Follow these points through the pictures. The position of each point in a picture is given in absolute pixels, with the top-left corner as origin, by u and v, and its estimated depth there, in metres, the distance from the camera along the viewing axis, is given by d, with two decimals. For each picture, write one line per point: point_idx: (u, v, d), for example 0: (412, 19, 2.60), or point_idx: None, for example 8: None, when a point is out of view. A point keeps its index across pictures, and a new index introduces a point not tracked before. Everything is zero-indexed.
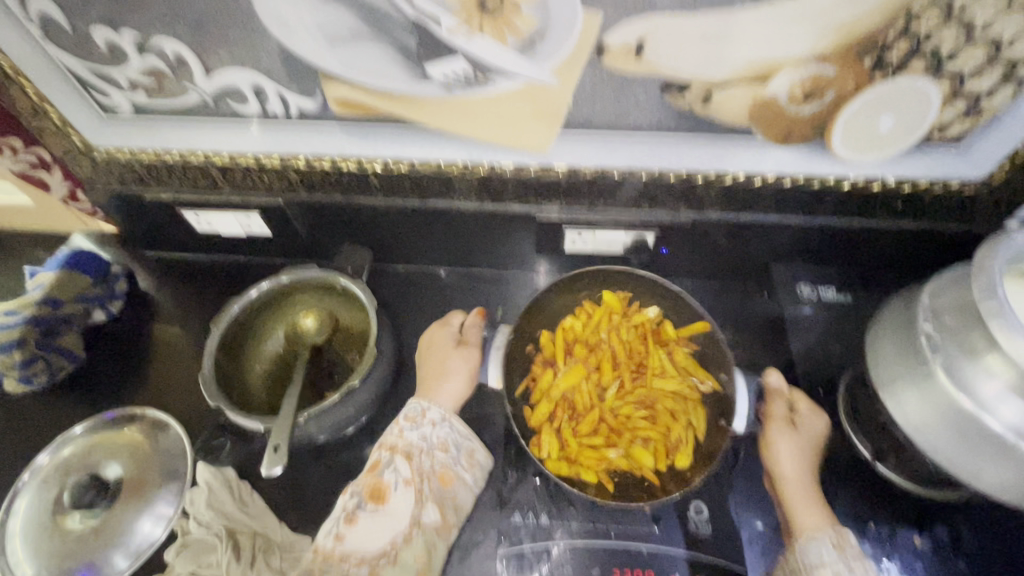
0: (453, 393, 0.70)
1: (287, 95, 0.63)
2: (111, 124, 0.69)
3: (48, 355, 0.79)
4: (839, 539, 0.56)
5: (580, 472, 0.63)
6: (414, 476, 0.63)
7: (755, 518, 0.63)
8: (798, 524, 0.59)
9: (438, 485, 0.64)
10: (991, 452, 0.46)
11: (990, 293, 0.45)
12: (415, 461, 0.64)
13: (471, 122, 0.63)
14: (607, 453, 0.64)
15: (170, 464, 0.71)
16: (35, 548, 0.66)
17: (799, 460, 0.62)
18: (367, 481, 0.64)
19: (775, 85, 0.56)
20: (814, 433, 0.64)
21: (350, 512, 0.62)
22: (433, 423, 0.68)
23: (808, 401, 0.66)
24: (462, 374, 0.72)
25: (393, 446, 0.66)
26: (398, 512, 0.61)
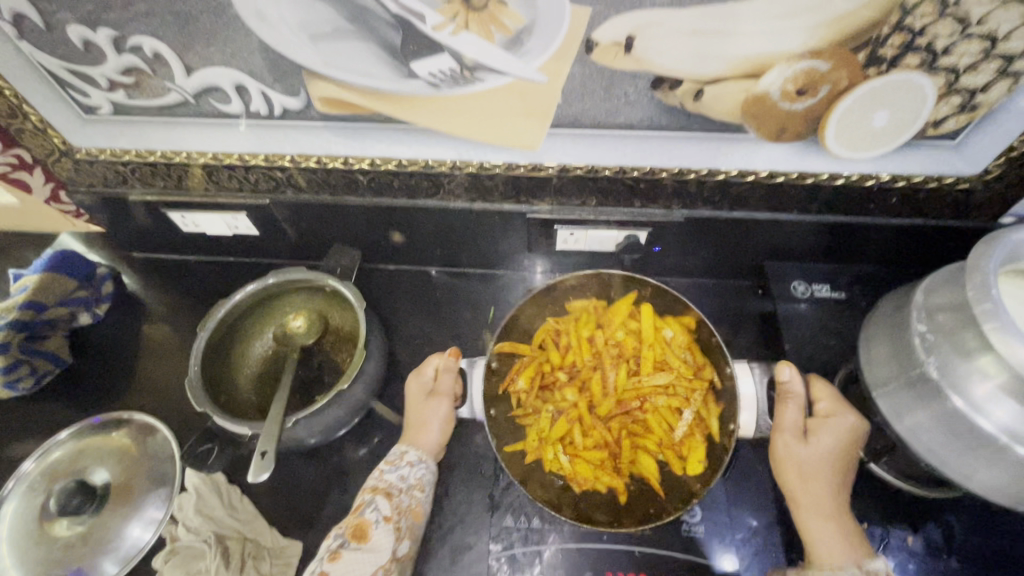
0: (434, 440, 0.65)
1: (270, 94, 0.61)
2: (92, 125, 0.67)
3: (34, 359, 0.78)
4: (862, 571, 0.52)
5: (590, 483, 0.61)
6: (394, 513, 0.58)
7: (748, 515, 0.63)
8: (817, 554, 0.55)
9: (413, 521, 0.60)
10: (985, 454, 0.46)
11: (984, 295, 0.45)
12: (395, 499, 0.59)
13: (459, 120, 0.62)
14: (612, 464, 0.61)
15: (159, 468, 0.71)
16: (21, 555, 0.65)
17: (817, 480, 0.57)
18: (349, 521, 0.57)
19: (767, 81, 0.55)
20: (836, 440, 0.58)
21: (334, 550, 0.55)
22: (412, 464, 0.63)
23: (826, 397, 0.61)
24: (441, 426, 0.66)
25: (374, 487, 0.60)
26: (380, 547, 0.56)
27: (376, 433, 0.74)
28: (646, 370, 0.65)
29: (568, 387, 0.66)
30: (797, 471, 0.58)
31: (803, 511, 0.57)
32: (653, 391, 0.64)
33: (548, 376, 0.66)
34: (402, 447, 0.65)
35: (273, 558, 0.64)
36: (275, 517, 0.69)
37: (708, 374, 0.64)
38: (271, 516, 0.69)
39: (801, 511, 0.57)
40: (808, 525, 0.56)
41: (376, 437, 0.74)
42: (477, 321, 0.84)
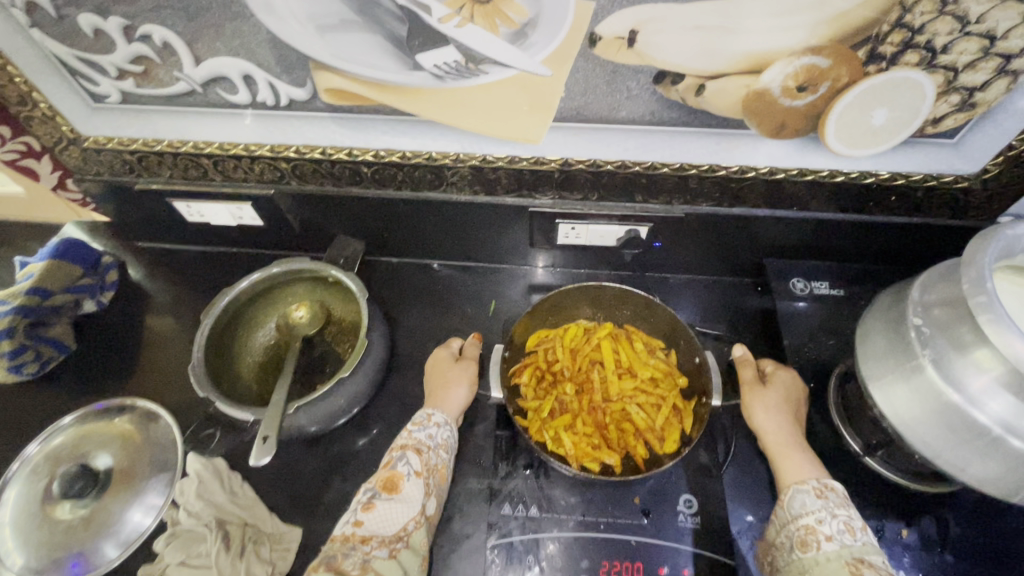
0: (459, 401, 0.67)
1: (277, 83, 0.62)
2: (101, 113, 0.68)
3: (38, 345, 0.79)
4: (823, 488, 0.53)
5: (583, 460, 0.60)
6: (425, 468, 0.59)
7: (745, 510, 0.63)
8: (785, 479, 0.56)
9: (439, 482, 0.60)
10: (979, 446, 0.46)
11: (979, 288, 0.45)
12: (425, 456, 0.60)
13: (463, 113, 0.63)
14: (604, 442, 0.62)
15: (160, 457, 0.71)
16: (24, 538, 0.66)
17: (781, 416, 0.60)
18: (379, 474, 0.57)
19: (768, 77, 0.55)
20: (787, 390, 0.63)
21: (366, 501, 0.55)
22: (439, 424, 0.64)
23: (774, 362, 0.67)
24: (467, 384, 0.69)
25: (403, 443, 0.61)
26: (412, 497, 0.56)
27: (377, 423, 0.75)
28: (638, 357, 0.67)
29: (567, 378, 0.67)
30: (761, 411, 0.61)
31: (768, 443, 0.59)
32: (647, 371, 0.66)
33: (548, 368, 0.68)
34: (427, 409, 0.66)
35: (273, 543, 0.64)
36: (275, 505, 0.69)
37: (688, 346, 0.65)
38: (271, 503, 0.69)
39: (767, 440, 0.60)
40: (776, 453, 0.58)
41: (376, 427, 0.74)
42: (478, 314, 0.85)
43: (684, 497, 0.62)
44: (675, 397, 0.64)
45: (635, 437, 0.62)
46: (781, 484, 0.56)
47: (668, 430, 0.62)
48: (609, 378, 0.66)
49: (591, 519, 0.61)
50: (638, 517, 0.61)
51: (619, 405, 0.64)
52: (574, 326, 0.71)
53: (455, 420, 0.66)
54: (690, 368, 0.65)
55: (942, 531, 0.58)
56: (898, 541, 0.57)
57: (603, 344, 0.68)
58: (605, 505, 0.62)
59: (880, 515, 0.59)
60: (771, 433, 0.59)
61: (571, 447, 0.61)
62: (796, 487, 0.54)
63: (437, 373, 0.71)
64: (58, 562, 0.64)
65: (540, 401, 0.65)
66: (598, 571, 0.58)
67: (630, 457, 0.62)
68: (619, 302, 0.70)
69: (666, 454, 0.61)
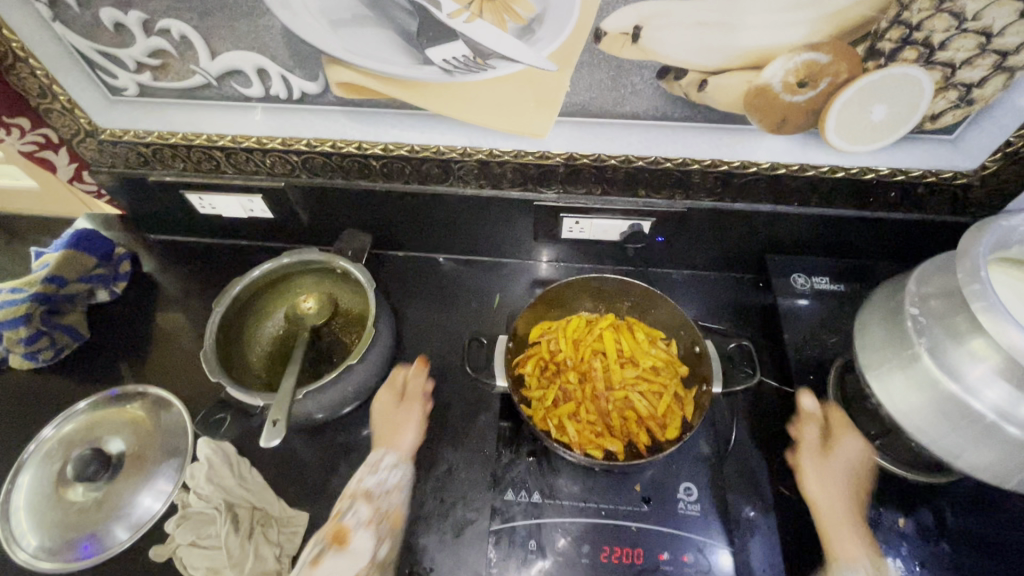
0: (410, 442, 0.70)
1: (290, 77, 0.64)
2: (118, 106, 0.70)
3: (54, 333, 0.80)
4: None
5: (587, 447, 0.61)
6: (373, 517, 0.63)
7: (745, 505, 0.64)
8: (834, 556, 0.55)
9: (392, 526, 0.63)
10: (974, 433, 0.47)
11: (973, 277, 0.47)
12: (375, 503, 0.64)
13: (470, 107, 0.64)
14: (606, 429, 0.63)
15: (171, 443, 0.73)
16: (38, 519, 0.67)
17: (835, 490, 0.59)
18: (329, 527, 0.61)
19: (769, 72, 0.56)
20: (850, 463, 0.61)
21: (314, 557, 0.58)
22: (389, 468, 0.67)
23: (845, 418, 0.63)
24: (417, 426, 0.72)
25: (352, 491, 0.65)
26: (359, 549, 0.60)
27: None
28: (639, 347, 0.68)
29: (569, 368, 0.67)
30: (818, 485, 0.60)
31: (822, 516, 0.58)
32: (648, 361, 0.67)
33: (551, 358, 0.68)
34: (379, 451, 0.69)
35: (281, 526, 0.65)
36: (282, 490, 0.70)
37: (689, 336, 0.67)
38: (278, 489, 0.70)
39: (822, 514, 0.58)
40: (828, 528, 0.57)
41: None
42: (483, 307, 0.86)
43: (684, 485, 0.63)
44: (676, 385, 0.65)
45: (637, 425, 0.63)
46: (828, 560, 0.56)
47: (669, 417, 0.63)
48: (611, 368, 0.67)
49: (592, 505, 0.62)
50: (638, 504, 0.62)
51: (621, 393, 0.65)
52: (576, 318, 0.71)
53: (406, 460, 0.69)
54: (691, 358, 0.66)
55: (939, 521, 0.58)
56: (896, 530, 0.58)
57: (605, 335, 0.69)
58: (606, 492, 0.63)
59: (878, 504, 0.59)
60: (827, 509, 0.58)
61: (575, 435, 0.62)
62: (851, 572, 0.54)
63: (387, 415, 0.73)
64: (71, 544, 0.66)
65: (544, 390, 0.66)
66: (599, 557, 0.59)
67: (633, 445, 0.63)
68: (621, 294, 0.72)
69: (667, 441, 0.62)
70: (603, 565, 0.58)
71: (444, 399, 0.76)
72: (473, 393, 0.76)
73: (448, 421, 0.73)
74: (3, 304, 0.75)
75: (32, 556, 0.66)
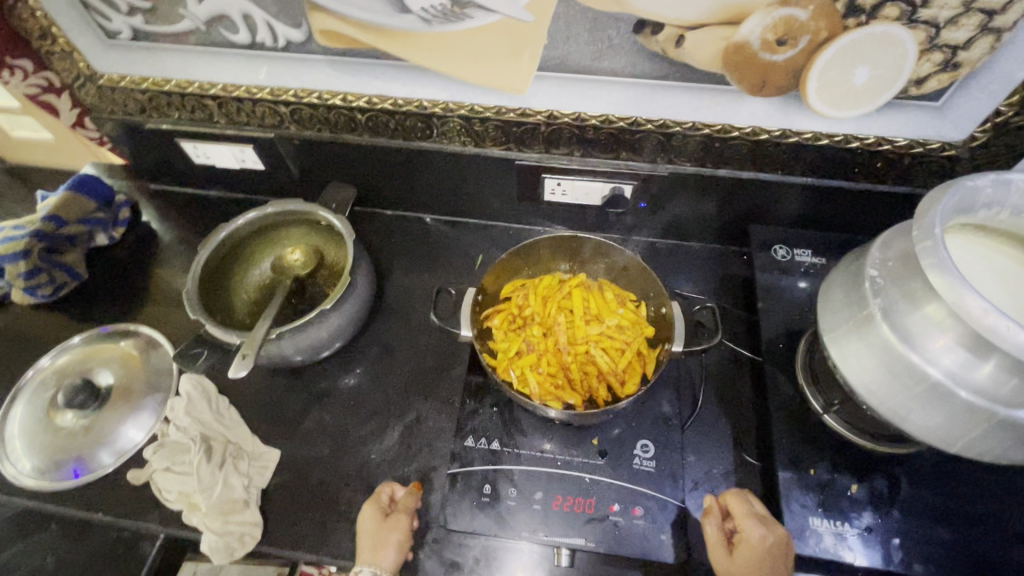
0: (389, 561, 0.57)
1: (275, 24, 0.65)
2: (114, 50, 0.72)
3: (53, 270, 0.83)
4: None
5: (545, 398, 0.62)
6: None
7: (711, 479, 0.64)
8: None
9: None
10: (924, 397, 0.46)
11: (927, 234, 0.46)
12: None
13: (450, 58, 0.64)
14: (567, 383, 0.64)
15: (157, 379, 0.76)
16: (31, 440, 0.72)
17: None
18: None
19: (746, 29, 0.55)
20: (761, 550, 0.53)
21: None
22: None
23: (745, 503, 0.57)
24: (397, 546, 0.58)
25: None
26: None
27: (358, 363, 0.78)
28: (608, 307, 0.69)
29: (536, 324, 0.68)
30: None
31: None
32: (614, 320, 0.67)
33: (519, 314, 0.69)
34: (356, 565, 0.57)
35: (252, 459, 0.68)
36: (257, 427, 0.73)
37: (657, 298, 0.67)
38: (253, 426, 0.73)
39: None
40: None
41: (358, 366, 0.77)
42: (465, 267, 0.87)
43: (641, 442, 0.64)
44: (640, 344, 0.65)
45: (598, 381, 0.64)
46: None
47: (630, 374, 0.64)
48: (577, 325, 0.68)
49: (549, 455, 0.63)
50: (594, 457, 0.63)
51: (584, 347, 0.66)
52: (548, 276, 0.72)
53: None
54: (659, 319, 0.67)
55: (893, 490, 0.58)
56: (849, 496, 0.58)
57: (573, 293, 0.69)
58: (565, 444, 0.64)
59: (833, 470, 0.59)
60: None
61: (535, 385, 0.63)
62: None
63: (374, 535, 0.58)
64: (58, 465, 0.70)
65: (509, 342, 0.67)
66: (551, 504, 0.60)
67: (593, 399, 0.64)
68: (595, 256, 0.72)
69: (625, 396, 0.63)
70: (554, 512, 0.60)
71: (419, 352, 0.78)
72: (447, 348, 0.78)
73: (423, 374, 0.76)
74: (5, 240, 0.79)
75: (24, 473, 0.70)
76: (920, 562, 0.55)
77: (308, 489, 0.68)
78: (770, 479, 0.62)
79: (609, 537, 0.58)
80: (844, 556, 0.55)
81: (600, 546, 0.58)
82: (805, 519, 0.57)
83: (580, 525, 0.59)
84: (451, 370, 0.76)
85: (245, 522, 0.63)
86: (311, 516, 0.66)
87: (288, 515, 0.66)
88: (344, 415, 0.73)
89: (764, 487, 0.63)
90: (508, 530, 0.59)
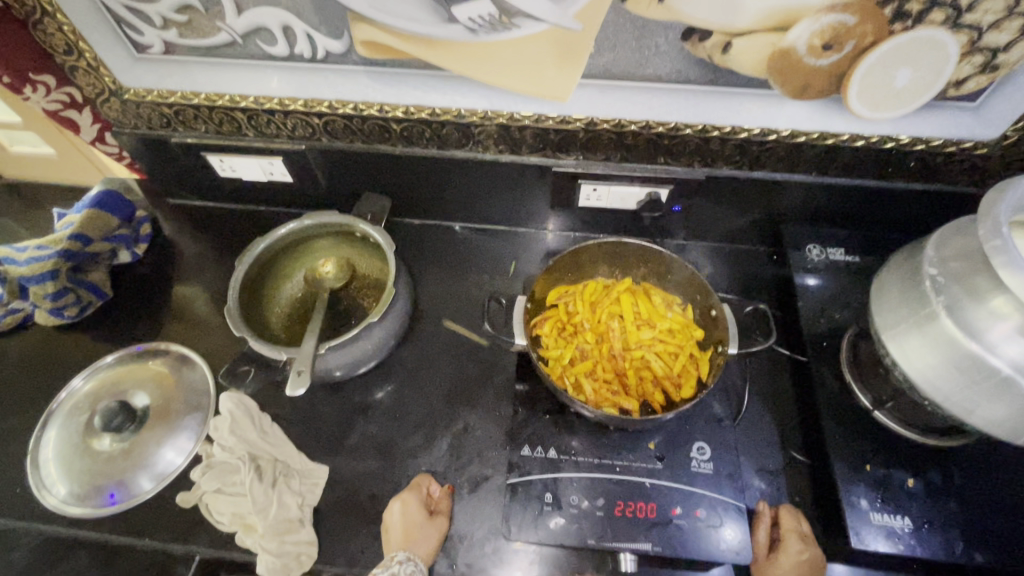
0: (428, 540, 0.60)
1: (315, 36, 0.64)
2: (143, 64, 0.70)
3: (79, 289, 0.82)
4: None
5: (603, 404, 0.63)
6: None
7: (761, 479, 0.65)
8: None
9: None
10: (990, 390, 0.47)
11: (995, 233, 0.47)
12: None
13: (493, 67, 0.64)
14: (622, 389, 0.65)
15: (194, 399, 0.74)
16: (67, 466, 0.70)
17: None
18: None
19: (794, 35, 0.56)
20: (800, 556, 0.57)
21: None
22: (401, 562, 0.57)
23: (790, 512, 0.61)
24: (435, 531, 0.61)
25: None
26: None
27: (400, 374, 0.77)
28: (658, 311, 0.70)
29: (586, 330, 0.69)
30: None
31: None
32: (665, 324, 0.68)
33: (568, 320, 0.70)
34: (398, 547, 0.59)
35: (303, 477, 0.67)
36: (302, 444, 0.72)
37: (706, 303, 0.68)
38: (298, 443, 0.72)
39: None
40: None
41: (399, 378, 0.77)
42: (498, 274, 0.87)
43: (697, 444, 0.65)
44: (693, 346, 0.67)
45: (653, 385, 0.65)
46: None
47: (685, 377, 0.65)
48: (628, 330, 0.69)
49: (607, 462, 0.64)
50: (652, 461, 0.64)
51: (638, 353, 0.67)
52: (593, 282, 0.73)
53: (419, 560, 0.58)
54: (708, 321, 0.68)
55: (945, 482, 0.60)
56: (904, 490, 0.59)
57: (622, 298, 0.70)
58: (620, 447, 0.65)
59: (887, 465, 0.61)
60: None
61: (591, 391, 0.64)
62: None
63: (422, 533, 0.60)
64: (98, 491, 0.68)
65: (562, 349, 0.67)
66: (613, 510, 0.61)
67: (648, 403, 0.65)
68: (637, 259, 0.73)
69: (682, 400, 0.64)
70: (617, 518, 0.60)
71: (460, 362, 0.78)
72: (488, 356, 0.78)
73: (467, 384, 0.75)
74: (32, 260, 0.77)
75: (62, 501, 0.68)
76: (978, 551, 0.56)
77: (360, 504, 0.67)
78: (823, 475, 0.63)
79: (673, 541, 0.59)
80: (904, 549, 0.56)
81: (666, 550, 0.58)
82: (865, 514, 0.58)
83: (645, 530, 0.60)
84: (494, 378, 0.76)
85: (301, 541, 0.62)
86: (366, 532, 0.65)
87: (343, 533, 0.65)
88: (389, 427, 0.72)
89: (816, 484, 0.64)
90: (573, 538, 0.60)
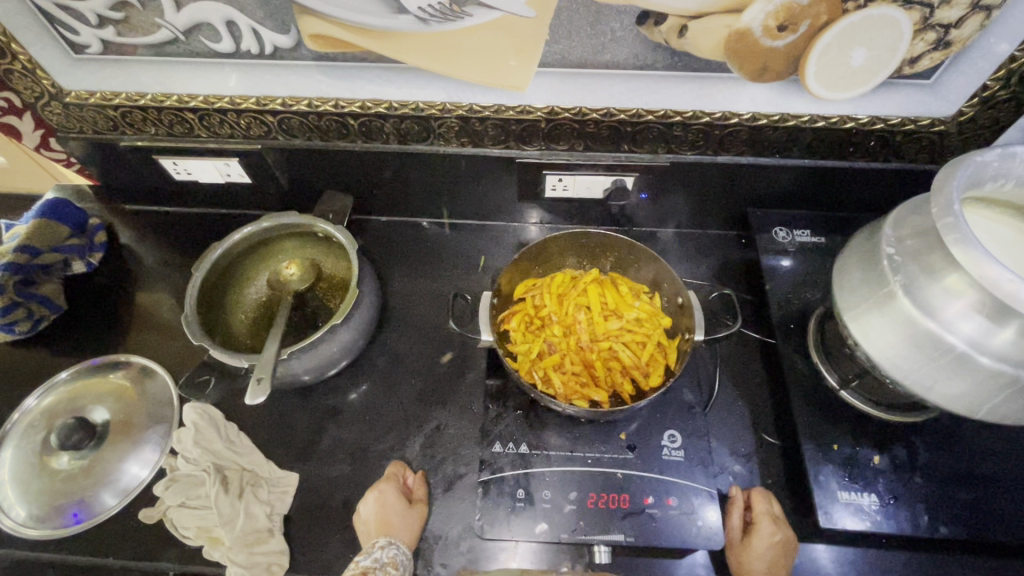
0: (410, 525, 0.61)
1: (262, 31, 0.61)
2: (81, 66, 0.67)
3: (30, 303, 0.79)
4: None
5: (572, 397, 0.63)
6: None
7: (733, 463, 0.65)
8: None
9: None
10: (948, 365, 0.48)
11: (947, 211, 0.47)
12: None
13: (448, 58, 0.63)
14: (592, 381, 0.64)
15: (157, 410, 0.72)
16: (25, 488, 0.67)
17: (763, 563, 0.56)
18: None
19: (749, 17, 0.56)
20: (773, 537, 0.57)
21: None
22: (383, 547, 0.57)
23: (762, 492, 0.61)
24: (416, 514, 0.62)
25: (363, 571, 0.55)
26: None
27: (369, 376, 0.75)
28: (625, 301, 0.69)
29: (554, 323, 0.68)
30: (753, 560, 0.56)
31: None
32: (633, 314, 0.68)
33: (536, 313, 0.69)
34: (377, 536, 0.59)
35: (272, 486, 0.66)
36: (271, 451, 0.70)
37: (672, 292, 0.68)
38: (266, 451, 0.70)
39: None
40: None
41: (368, 380, 0.75)
42: (468, 269, 0.86)
43: (668, 432, 0.65)
44: (660, 335, 0.66)
45: (621, 375, 0.65)
46: None
47: (653, 366, 0.65)
48: (596, 321, 0.68)
49: (578, 454, 0.64)
50: (624, 451, 0.64)
51: (606, 344, 0.67)
52: (560, 274, 0.72)
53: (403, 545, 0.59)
54: (675, 309, 0.68)
55: (910, 457, 0.61)
56: (871, 467, 0.60)
57: (589, 289, 0.70)
58: (592, 439, 0.65)
59: (855, 443, 0.61)
60: None
61: (559, 384, 0.63)
62: None
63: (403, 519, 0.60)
64: (58, 511, 0.66)
65: (530, 343, 0.67)
66: (586, 502, 0.61)
67: (617, 394, 0.65)
68: (604, 249, 0.72)
69: (651, 389, 0.64)
70: (590, 510, 0.60)
71: (431, 360, 0.77)
72: (459, 353, 0.77)
73: (438, 382, 0.74)
74: None
75: (20, 524, 0.65)
76: (943, 523, 0.57)
77: (332, 510, 0.66)
78: (793, 457, 0.63)
79: (646, 529, 0.59)
80: (873, 526, 0.57)
81: (640, 539, 0.58)
82: (834, 493, 0.58)
83: (618, 520, 0.59)
84: (465, 375, 0.75)
85: (271, 551, 0.61)
86: (339, 538, 0.64)
87: (315, 540, 0.64)
88: (359, 430, 0.71)
89: (787, 465, 0.64)
90: (546, 532, 0.59)
